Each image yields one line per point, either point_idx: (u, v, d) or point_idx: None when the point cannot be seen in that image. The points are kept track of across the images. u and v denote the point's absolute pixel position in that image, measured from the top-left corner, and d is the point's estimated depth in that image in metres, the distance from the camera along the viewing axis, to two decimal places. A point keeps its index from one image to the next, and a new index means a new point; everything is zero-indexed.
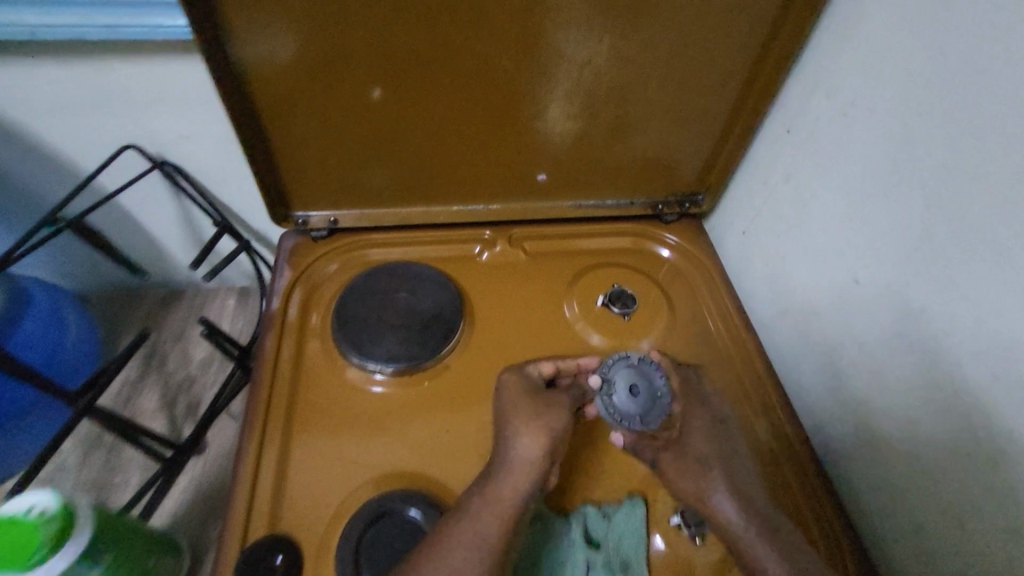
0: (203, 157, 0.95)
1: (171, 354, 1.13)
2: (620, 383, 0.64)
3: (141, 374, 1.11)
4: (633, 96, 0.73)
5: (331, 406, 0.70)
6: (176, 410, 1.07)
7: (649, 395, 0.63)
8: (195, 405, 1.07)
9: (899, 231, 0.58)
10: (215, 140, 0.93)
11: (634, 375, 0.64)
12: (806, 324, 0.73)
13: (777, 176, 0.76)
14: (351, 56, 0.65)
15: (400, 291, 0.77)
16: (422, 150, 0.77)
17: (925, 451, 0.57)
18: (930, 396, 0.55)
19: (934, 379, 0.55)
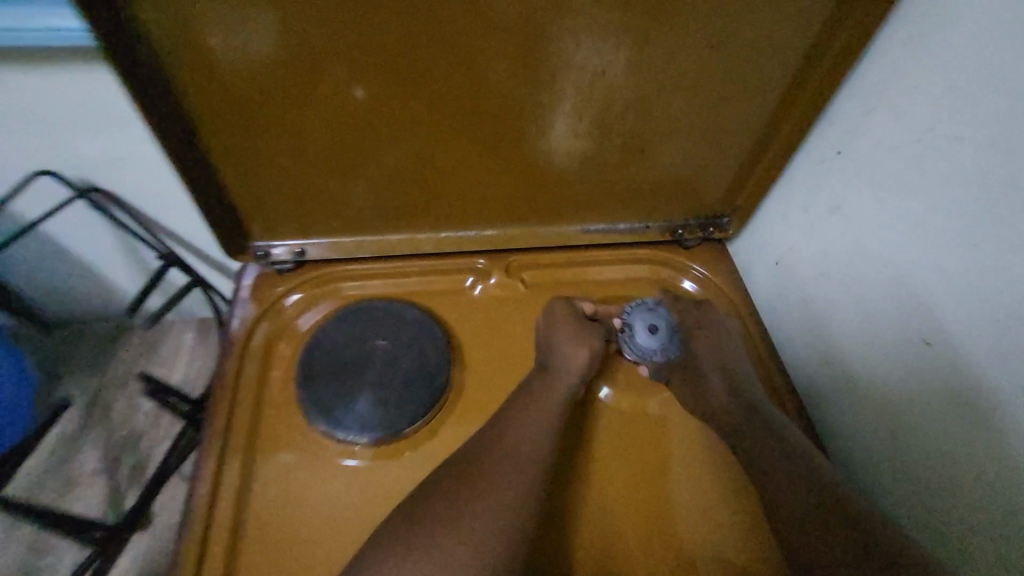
0: (138, 179, 0.82)
1: (115, 406, 1.05)
2: (639, 327, 0.68)
3: (84, 429, 1.02)
4: (650, 114, 0.62)
5: (292, 475, 0.61)
6: (118, 471, 0.99)
7: (667, 331, 0.68)
8: (141, 465, 0.99)
9: (969, 293, 0.48)
10: (151, 161, 0.81)
11: (651, 317, 0.69)
12: (847, 380, 0.63)
13: (820, 205, 0.64)
14: (311, 67, 0.53)
15: (376, 339, 0.67)
16: (402, 172, 0.66)
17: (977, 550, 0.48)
18: (1000, 499, 0.46)
19: (997, 473, 0.46)
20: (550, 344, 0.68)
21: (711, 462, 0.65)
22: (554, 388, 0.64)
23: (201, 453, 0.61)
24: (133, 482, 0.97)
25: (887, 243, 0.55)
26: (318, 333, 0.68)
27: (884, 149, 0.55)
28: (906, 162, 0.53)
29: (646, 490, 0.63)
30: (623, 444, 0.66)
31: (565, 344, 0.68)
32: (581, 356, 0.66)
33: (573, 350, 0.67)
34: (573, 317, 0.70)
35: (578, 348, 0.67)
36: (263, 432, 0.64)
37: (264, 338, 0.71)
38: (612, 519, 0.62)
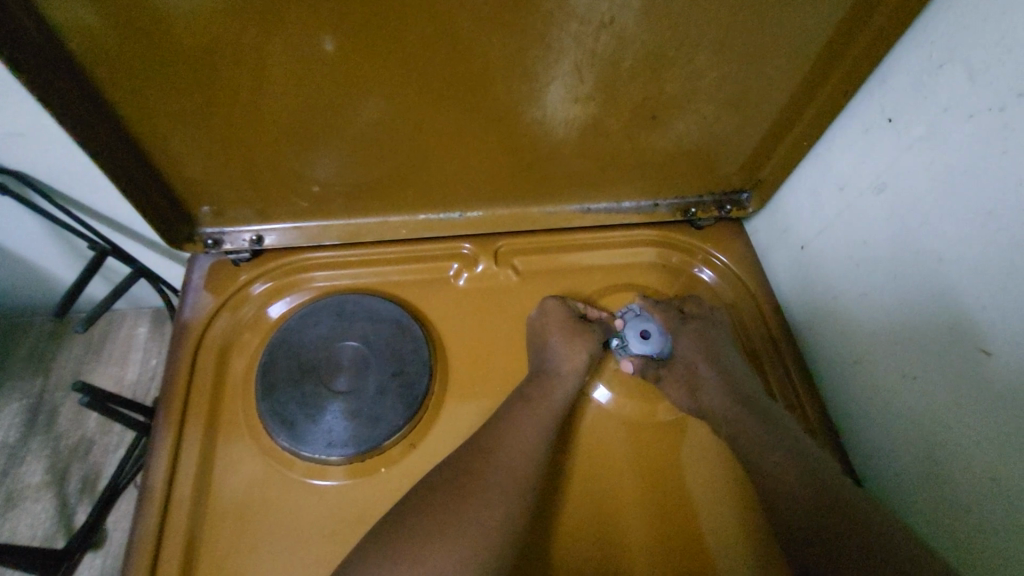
0: (38, 156, 0.58)
1: (65, 410, 0.88)
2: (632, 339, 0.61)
3: (22, 439, 0.86)
4: (664, 73, 0.51)
5: (252, 493, 0.54)
6: (68, 485, 0.84)
7: (660, 334, 0.61)
8: (94, 478, 0.84)
9: None
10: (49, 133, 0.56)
11: (642, 322, 0.62)
12: (876, 384, 0.55)
13: (860, 182, 0.55)
14: (245, 18, 0.43)
15: (347, 340, 0.60)
16: (371, 146, 0.56)
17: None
18: None
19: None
20: (545, 345, 0.61)
21: (724, 472, 0.58)
22: (549, 395, 0.57)
23: (145, 474, 0.53)
24: (81, 500, 0.83)
25: (941, 232, 0.47)
26: (282, 332, 0.60)
27: (948, 117, 0.45)
28: (975, 135, 0.43)
29: (653, 503, 0.57)
30: (628, 453, 0.59)
31: (558, 343, 0.60)
32: (578, 359, 0.59)
33: (566, 348, 0.60)
34: (565, 318, 0.62)
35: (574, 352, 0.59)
36: (219, 445, 0.56)
37: (219, 335, 0.62)
38: (614, 536, 0.55)
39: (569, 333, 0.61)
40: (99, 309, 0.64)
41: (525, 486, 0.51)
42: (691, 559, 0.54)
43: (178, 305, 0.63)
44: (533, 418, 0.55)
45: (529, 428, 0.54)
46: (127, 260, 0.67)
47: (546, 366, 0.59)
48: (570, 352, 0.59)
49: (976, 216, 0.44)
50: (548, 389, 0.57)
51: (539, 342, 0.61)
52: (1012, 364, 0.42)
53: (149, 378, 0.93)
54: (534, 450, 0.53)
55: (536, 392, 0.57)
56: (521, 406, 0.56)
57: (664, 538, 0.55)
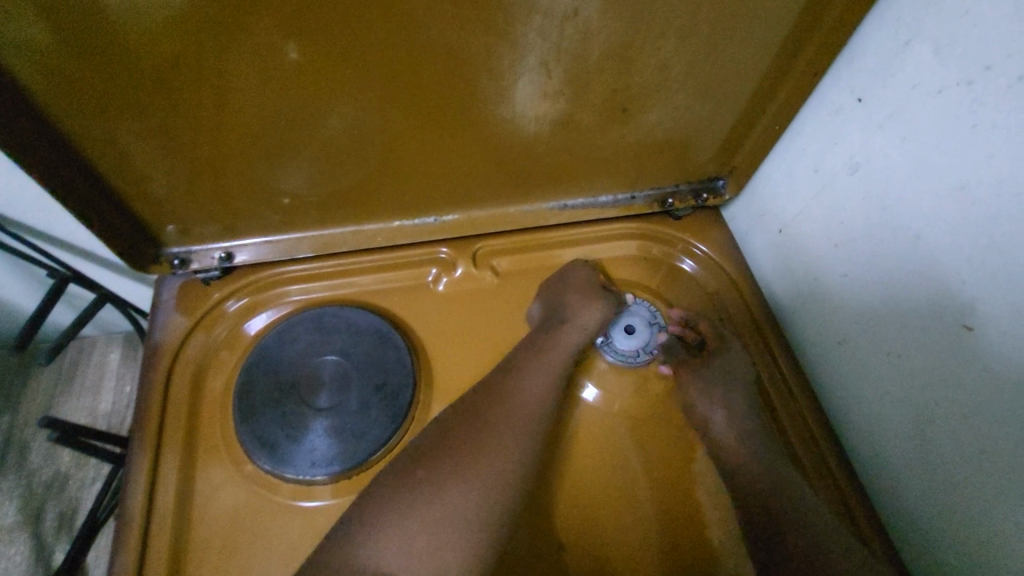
0: None
1: (35, 446, 0.85)
2: (615, 334, 0.62)
3: None
4: (632, 65, 0.50)
5: (236, 517, 0.52)
6: (43, 524, 0.81)
7: (643, 327, 0.62)
8: (71, 514, 0.82)
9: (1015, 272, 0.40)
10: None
11: (627, 316, 0.63)
12: (861, 364, 0.55)
13: (835, 164, 0.55)
14: (199, 27, 0.41)
15: (326, 354, 0.58)
16: (340, 154, 0.54)
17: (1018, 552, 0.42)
18: None
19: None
20: (561, 296, 0.64)
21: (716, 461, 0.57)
22: (538, 370, 0.58)
23: (121, 506, 0.51)
24: (57, 539, 0.80)
25: (917, 210, 0.47)
26: (259, 351, 0.58)
27: (919, 94, 0.45)
28: (945, 111, 0.43)
29: (646, 491, 0.56)
30: (615, 443, 0.58)
31: (574, 296, 0.63)
32: (588, 318, 0.62)
33: (580, 301, 0.63)
34: (582, 278, 0.65)
35: (585, 309, 0.62)
36: (198, 471, 0.54)
37: (193, 357, 0.60)
38: (607, 527, 0.54)
39: (584, 294, 0.64)
40: (64, 338, 0.61)
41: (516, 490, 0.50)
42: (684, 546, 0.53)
43: (148, 327, 0.61)
44: (518, 413, 0.55)
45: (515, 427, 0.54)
46: (89, 287, 0.64)
47: (535, 348, 0.60)
48: (583, 309, 0.62)
49: (950, 192, 0.44)
50: (549, 361, 0.59)
51: (555, 300, 0.64)
52: (994, 336, 0.42)
53: (124, 406, 0.90)
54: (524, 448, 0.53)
55: (522, 375, 0.57)
56: (502, 399, 0.55)
57: (655, 526, 0.54)
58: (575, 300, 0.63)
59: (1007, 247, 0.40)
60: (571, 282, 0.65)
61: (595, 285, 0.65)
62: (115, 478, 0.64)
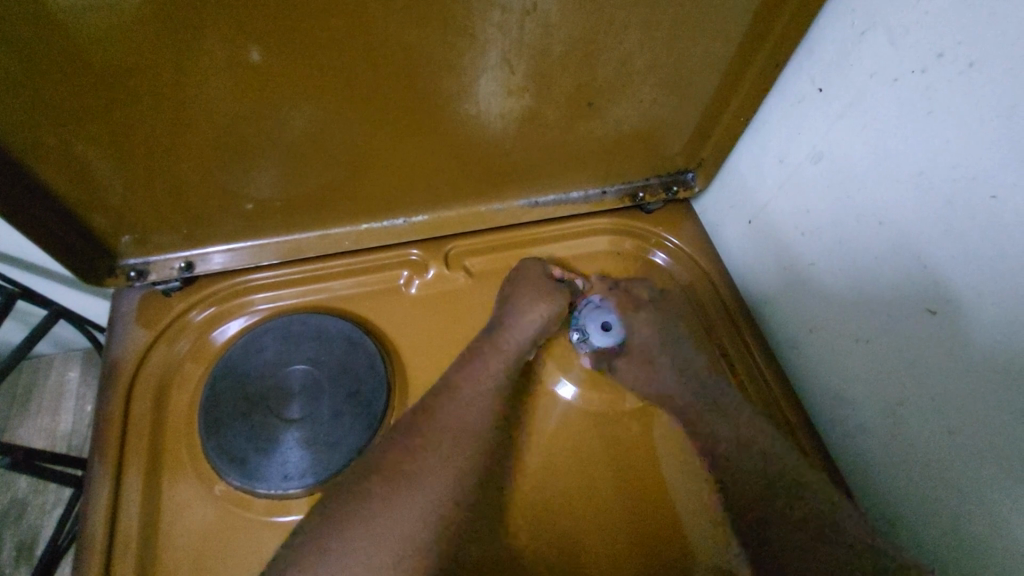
0: None
1: None
2: (591, 327, 0.62)
3: None
4: (596, 59, 0.50)
5: (206, 534, 0.50)
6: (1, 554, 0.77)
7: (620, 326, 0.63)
8: (31, 543, 0.78)
9: (974, 253, 0.41)
10: None
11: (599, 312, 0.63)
12: (831, 351, 0.56)
13: (798, 154, 0.55)
14: (148, 29, 0.39)
15: (294, 363, 0.57)
16: (303, 156, 0.53)
17: (988, 526, 0.43)
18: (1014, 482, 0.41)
19: (1013, 448, 0.40)
20: (507, 298, 0.61)
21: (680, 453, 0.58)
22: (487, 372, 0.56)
23: (81, 531, 0.48)
24: (17, 570, 0.76)
25: (879, 197, 0.47)
26: (225, 363, 0.57)
27: (876, 83, 0.46)
28: (902, 98, 0.44)
29: (615, 494, 0.56)
30: (582, 445, 0.58)
31: (520, 300, 0.61)
32: (533, 320, 0.59)
33: (526, 305, 0.60)
34: (532, 277, 0.63)
35: (535, 301, 0.61)
36: (164, 492, 0.52)
37: (155, 373, 0.57)
38: (580, 533, 0.54)
39: (535, 287, 0.62)
40: (15, 357, 0.58)
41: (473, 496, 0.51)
42: (657, 550, 0.53)
43: (106, 342, 0.58)
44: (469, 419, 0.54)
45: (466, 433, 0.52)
46: (40, 303, 0.61)
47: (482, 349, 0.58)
48: (533, 303, 0.61)
49: (908, 178, 0.44)
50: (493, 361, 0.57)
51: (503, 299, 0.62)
52: (957, 318, 0.43)
53: (85, 426, 0.87)
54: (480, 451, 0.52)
55: (469, 378, 0.55)
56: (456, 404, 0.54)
57: (625, 531, 0.54)
58: (524, 295, 0.61)
59: (965, 230, 0.41)
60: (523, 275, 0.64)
61: (546, 283, 0.63)
62: (74, 503, 0.61)
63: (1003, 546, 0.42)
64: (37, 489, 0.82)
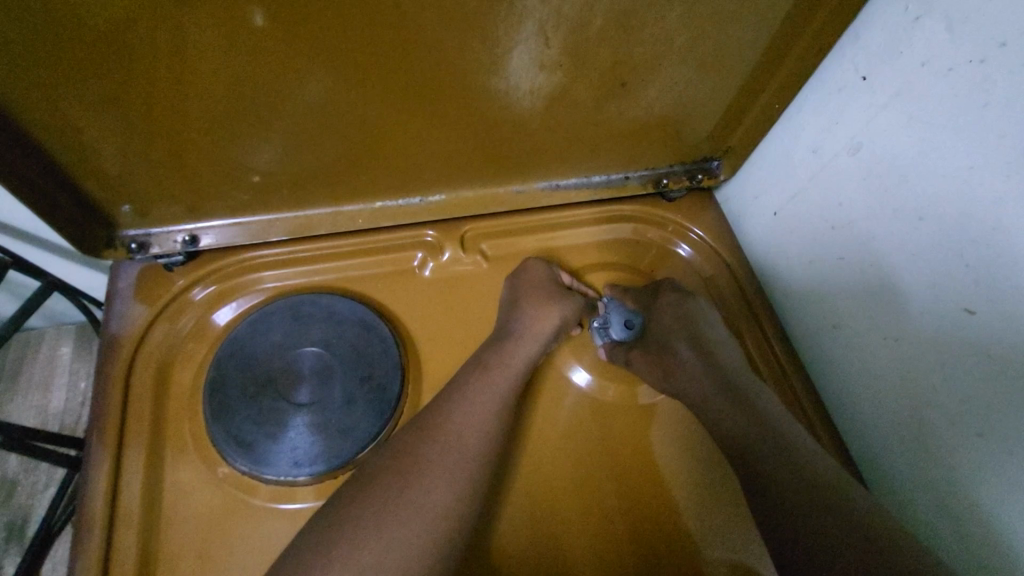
0: None
1: None
2: (614, 321, 0.61)
3: None
4: (634, 35, 0.47)
5: (210, 517, 0.48)
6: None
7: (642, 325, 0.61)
8: (22, 523, 0.76)
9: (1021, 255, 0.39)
10: None
11: (627, 311, 0.62)
12: (856, 347, 0.55)
13: (834, 145, 0.53)
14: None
15: (305, 345, 0.54)
16: (319, 128, 0.50)
17: (1016, 529, 0.42)
18: None
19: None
20: (514, 307, 0.59)
21: (686, 446, 0.57)
22: (489, 381, 0.53)
23: (79, 512, 0.46)
24: (7, 551, 0.74)
25: (921, 193, 0.46)
26: (231, 343, 0.54)
27: (926, 73, 0.44)
28: (955, 89, 0.42)
29: (611, 486, 0.55)
30: (584, 437, 0.57)
31: (528, 307, 0.58)
32: (544, 326, 0.57)
33: (535, 314, 0.58)
34: (542, 281, 0.61)
35: (542, 313, 0.58)
36: (165, 475, 0.50)
37: (156, 351, 0.55)
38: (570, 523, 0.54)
39: (540, 297, 0.59)
40: (9, 329, 0.55)
41: (481, 497, 0.48)
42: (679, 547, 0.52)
43: (104, 316, 0.55)
44: (477, 403, 0.51)
45: (474, 418, 0.50)
46: (33, 273, 0.59)
47: (489, 358, 0.55)
48: (539, 316, 0.57)
49: (956, 174, 0.43)
50: (499, 372, 0.54)
51: (510, 307, 0.59)
52: (997, 321, 0.41)
53: (79, 404, 0.84)
54: (492, 438, 0.50)
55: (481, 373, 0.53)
56: (468, 390, 0.52)
57: (608, 525, 0.53)
58: (530, 307, 0.58)
59: (1013, 231, 0.39)
60: (529, 284, 0.60)
61: (554, 288, 0.60)
62: (68, 483, 0.59)
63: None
64: (27, 468, 0.80)
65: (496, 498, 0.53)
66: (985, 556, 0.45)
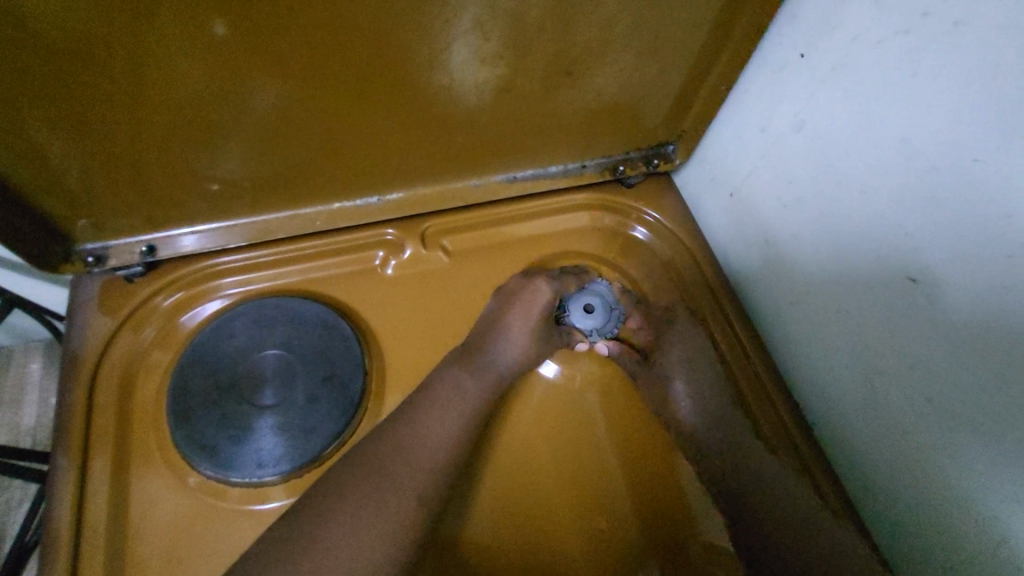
0: None
1: None
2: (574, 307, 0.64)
3: None
4: (574, 23, 0.48)
5: (178, 522, 0.49)
6: None
7: (603, 307, 0.65)
8: None
9: (955, 221, 0.40)
10: None
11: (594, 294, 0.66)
12: (811, 319, 0.56)
13: (780, 122, 0.54)
14: (101, 1, 0.36)
15: (267, 348, 0.55)
16: (274, 134, 0.50)
17: (966, 485, 0.44)
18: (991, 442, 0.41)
19: (993, 417, 0.40)
20: (497, 322, 0.60)
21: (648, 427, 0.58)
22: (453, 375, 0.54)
23: (47, 525, 0.47)
24: None
25: (862, 165, 0.46)
26: (194, 350, 0.55)
27: (858, 46, 0.44)
28: (884, 61, 0.42)
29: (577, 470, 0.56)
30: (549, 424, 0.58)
31: (514, 327, 0.60)
32: (525, 347, 0.60)
33: (521, 336, 0.60)
34: (527, 295, 0.63)
35: (523, 334, 0.60)
36: (132, 485, 0.50)
37: (120, 362, 0.55)
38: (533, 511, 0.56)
39: (526, 314, 0.61)
40: None
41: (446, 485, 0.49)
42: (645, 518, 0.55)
43: (66, 331, 0.55)
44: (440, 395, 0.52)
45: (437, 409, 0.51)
46: None
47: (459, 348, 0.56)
48: (521, 338, 0.60)
49: (891, 145, 0.43)
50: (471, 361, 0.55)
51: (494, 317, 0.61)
52: (936, 285, 0.42)
53: (50, 420, 0.84)
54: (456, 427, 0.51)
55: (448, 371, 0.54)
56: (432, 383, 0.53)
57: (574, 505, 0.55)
58: (514, 328, 0.60)
59: (946, 197, 0.40)
60: (517, 300, 0.62)
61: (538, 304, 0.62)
62: (37, 498, 0.59)
63: (984, 508, 0.43)
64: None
65: (462, 490, 0.54)
66: (938, 512, 0.46)
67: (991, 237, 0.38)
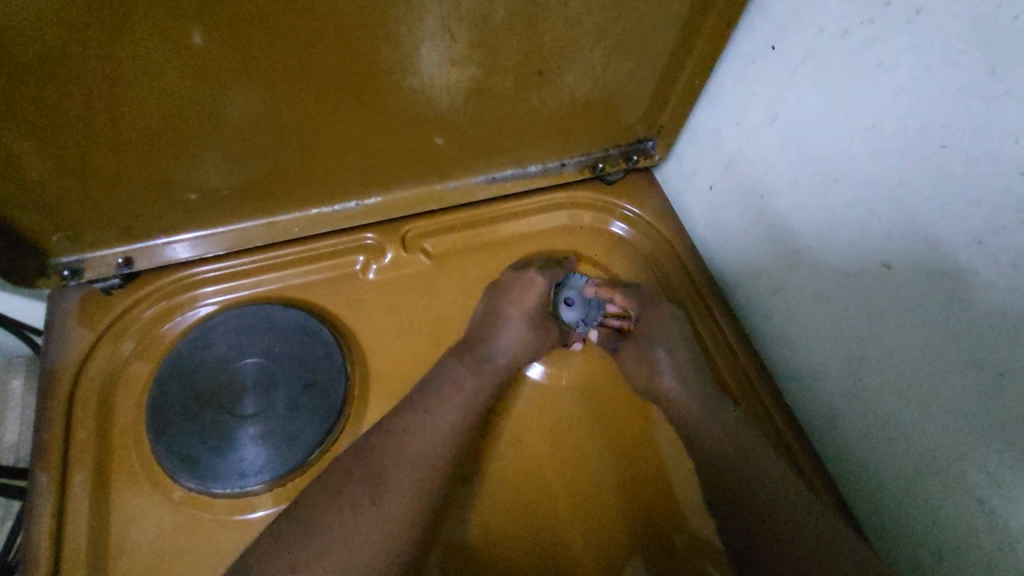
0: None
1: None
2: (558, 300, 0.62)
3: None
4: (542, 22, 0.48)
5: (161, 533, 0.49)
6: None
7: (581, 299, 0.62)
8: None
9: (924, 208, 0.40)
10: None
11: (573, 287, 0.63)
12: (792, 311, 0.56)
13: (754, 115, 0.54)
14: (63, 19, 0.36)
15: (247, 357, 0.55)
16: (251, 141, 0.50)
17: (947, 470, 0.44)
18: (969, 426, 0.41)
19: (968, 400, 0.41)
20: (495, 318, 0.60)
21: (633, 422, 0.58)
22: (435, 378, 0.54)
23: (28, 542, 0.46)
24: None
25: (834, 154, 0.47)
26: (173, 361, 0.54)
27: (826, 37, 0.44)
28: (851, 51, 0.43)
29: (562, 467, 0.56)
30: (534, 423, 0.58)
31: (514, 322, 0.60)
32: (531, 343, 0.60)
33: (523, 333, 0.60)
34: (528, 289, 0.63)
35: (528, 329, 0.60)
36: (113, 498, 0.50)
37: (99, 376, 0.55)
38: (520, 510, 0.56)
39: (528, 312, 0.61)
40: None
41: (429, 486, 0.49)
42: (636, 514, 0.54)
43: (44, 347, 0.55)
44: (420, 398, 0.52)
45: None
46: None
47: None
48: (524, 334, 0.60)
49: (860, 134, 0.44)
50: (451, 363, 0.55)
51: (492, 313, 0.61)
52: (909, 272, 0.43)
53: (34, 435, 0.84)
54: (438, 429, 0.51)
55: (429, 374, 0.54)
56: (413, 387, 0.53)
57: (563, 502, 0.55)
58: (516, 323, 0.60)
59: (915, 184, 0.40)
60: (514, 294, 0.62)
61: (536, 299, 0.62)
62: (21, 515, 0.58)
63: (964, 492, 0.43)
64: None
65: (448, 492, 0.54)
66: (920, 497, 0.47)
67: (960, 222, 0.38)
